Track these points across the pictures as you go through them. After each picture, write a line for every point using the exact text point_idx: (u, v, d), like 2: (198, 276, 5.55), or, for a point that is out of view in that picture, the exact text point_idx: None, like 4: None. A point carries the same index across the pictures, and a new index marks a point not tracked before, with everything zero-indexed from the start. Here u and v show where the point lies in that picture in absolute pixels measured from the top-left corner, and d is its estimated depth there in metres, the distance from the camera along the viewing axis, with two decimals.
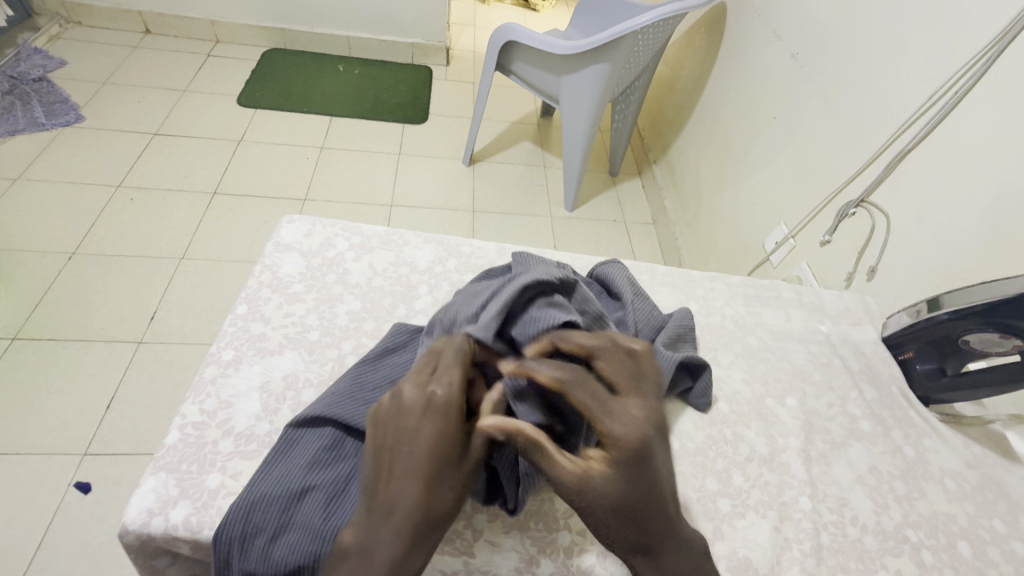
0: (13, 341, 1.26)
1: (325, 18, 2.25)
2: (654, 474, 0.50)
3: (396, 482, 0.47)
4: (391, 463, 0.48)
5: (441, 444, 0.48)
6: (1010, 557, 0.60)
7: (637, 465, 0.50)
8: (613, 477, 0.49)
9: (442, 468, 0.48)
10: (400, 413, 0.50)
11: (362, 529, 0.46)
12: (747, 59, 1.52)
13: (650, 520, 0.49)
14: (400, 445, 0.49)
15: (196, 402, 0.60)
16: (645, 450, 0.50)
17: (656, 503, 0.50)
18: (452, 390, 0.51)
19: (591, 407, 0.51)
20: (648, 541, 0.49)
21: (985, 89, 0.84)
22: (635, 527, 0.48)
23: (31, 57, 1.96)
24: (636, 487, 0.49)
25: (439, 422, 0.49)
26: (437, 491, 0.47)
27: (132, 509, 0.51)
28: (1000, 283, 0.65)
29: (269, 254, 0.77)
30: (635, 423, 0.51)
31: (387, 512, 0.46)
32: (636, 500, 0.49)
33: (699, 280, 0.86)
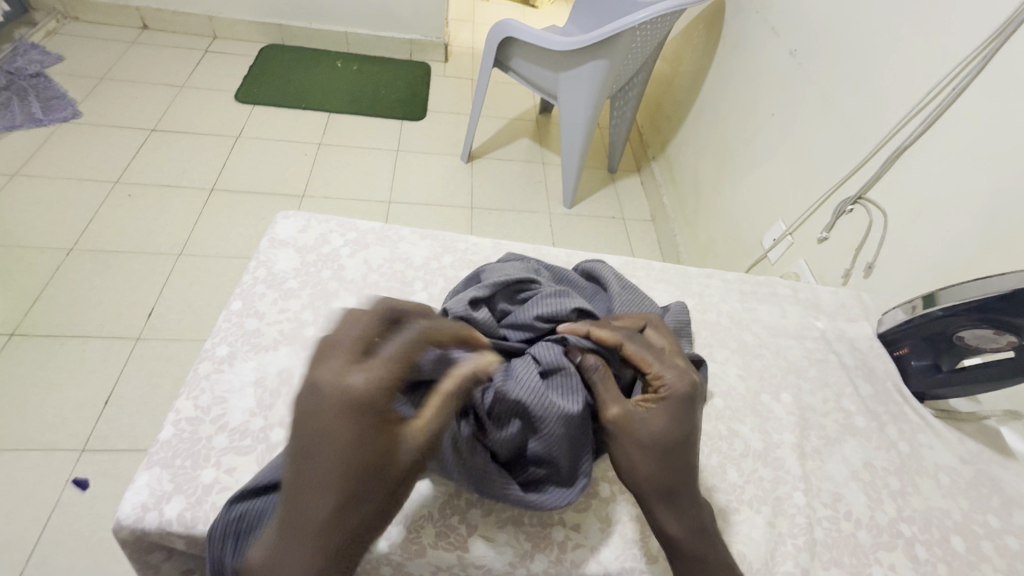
0: (11, 337, 1.26)
1: (323, 14, 2.25)
2: (696, 422, 0.54)
3: (309, 493, 0.44)
4: (304, 472, 0.44)
5: (351, 453, 0.44)
6: (1003, 553, 0.60)
7: (686, 411, 0.53)
8: (661, 416, 0.53)
9: (360, 482, 0.44)
10: (313, 410, 0.45)
11: (281, 541, 0.44)
12: (745, 55, 1.52)
13: (684, 461, 0.52)
14: (311, 451, 0.44)
15: (190, 397, 0.60)
16: (694, 398, 0.55)
17: (692, 449, 0.53)
18: (375, 387, 0.46)
19: (648, 357, 0.57)
20: (677, 483, 0.51)
21: (982, 86, 0.84)
22: (673, 466, 0.51)
23: (28, 53, 1.96)
24: (675, 429, 0.52)
25: (354, 425, 0.44)
26: (358, 499, 0.44)
27: (126, 504, 0.51)
28: (993, 279, 0.65)
29: (264, 250, 0.77)
30: (685, 373, 0.56)
31: (302, 529, 0.43)
32: (679, 441, 0.52)
33: (695, 277, 0.87)
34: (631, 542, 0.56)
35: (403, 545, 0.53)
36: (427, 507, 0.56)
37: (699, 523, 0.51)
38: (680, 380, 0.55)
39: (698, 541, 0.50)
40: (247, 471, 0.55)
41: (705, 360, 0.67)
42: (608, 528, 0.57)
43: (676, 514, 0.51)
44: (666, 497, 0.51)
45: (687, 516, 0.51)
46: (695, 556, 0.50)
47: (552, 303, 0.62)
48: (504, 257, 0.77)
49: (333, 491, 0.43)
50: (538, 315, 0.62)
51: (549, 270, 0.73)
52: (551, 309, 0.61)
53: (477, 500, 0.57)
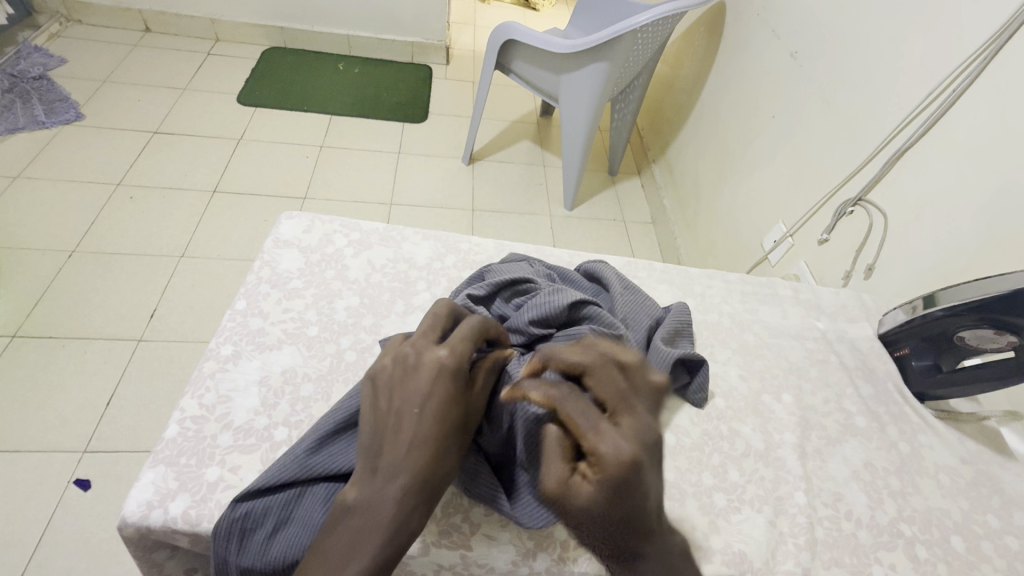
0: (13, 338, 1.27)
1: (325, 16, 2.26)
2: (644, 495, 0.43)
3: (401, 442, 0.48)
4: (396, 425, 0.49)
5: (446, 409, 0.50)
6: (1003, 552, 0.61)
7: (626, 490, 0.42)
8: (594, 499, 0.42)
9: (448, 435, 0.49)
10: (407, 375, 0.52)
11: (367, 485, 0.46)
12: (746, 58, 1.53)
13: (638, 540, 0.42)
14: (404, 408, 0.50)
15: (195, 396, 0.60)
16: (636, 470, 0.43)
17: (646, 526, 0.43)
18: (461, 360, 0.53)
19: (585, 420, 0.45)
20: (641, 562, 0.43)
21: (981, 89, 0.85)
22: (623, 551, 0.42)
23: (31, 56, 1.97)
24: (616, 509, 0.42)
25: (450, 386, 0.51)
26: (444, 449, 0.48)
27: (131, 502, 0.51)
28: (995, 279, 0.65)
29: (268, 250, 0.77)
30: (623, 436, 0.44)
31: (391, 471, 0.46)
32: (620, 523, 0.42)
33: (696, 277, 0.87)
34: None
35: None
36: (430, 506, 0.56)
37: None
38: (615, 451, 0.43)
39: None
40: (251, 470, 0.55)
41: (707, 362, 0.68)
42: None
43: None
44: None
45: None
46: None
47: (542, 305, 0.63)
48: (512, 255, 0.78)
49: (427, 440, 0.48)
50: (532, 319, 0.62)
51: (554, 272, 0.74)
52: (542, 311, 0.62)
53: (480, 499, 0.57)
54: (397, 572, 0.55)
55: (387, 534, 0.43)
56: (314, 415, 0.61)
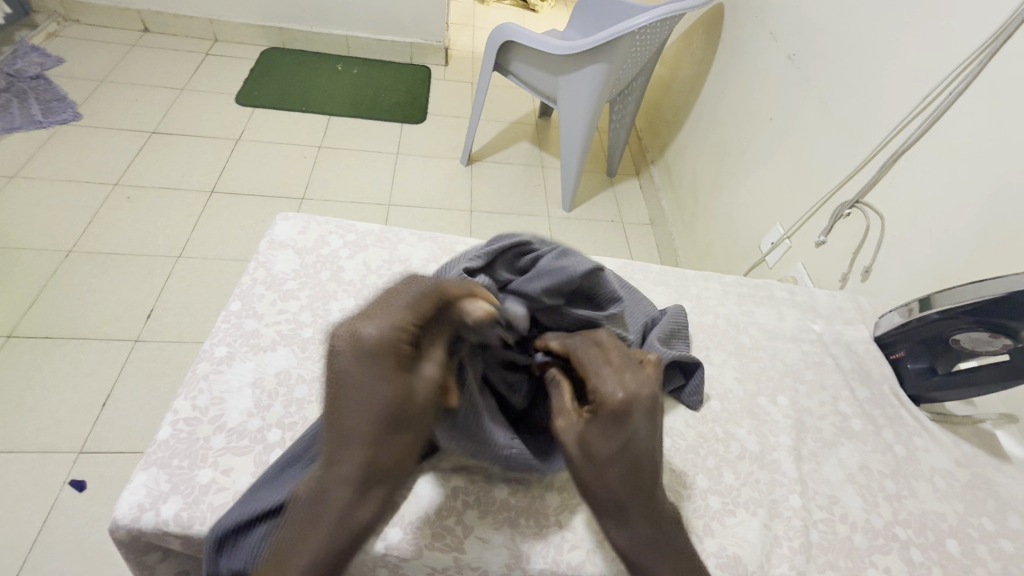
0: (8, 339, 1.27)
1: (323, 17, 2.26)
2: (634, 439, 0.50)
3: (340, 444, 0.49)
4: (336, 421, 0.49)
5: (375, 400, 0.48)
6: (998, 556, 0.61)
7: (617, 433, 0.50)
8: (590, 433, 0.50)
9: (384, 428, 0.48)
10: (338, 365, 0.49)
11: (315, 480, 0.49)
12: (744, 59, 1.53)
13: (621, 479, 0.49)
14: (338, 404, 0.49)
15: (188, 398, 0.60)
16: (630, 415, 0.50)
17: (630, 465, 0.50)
18: (388, 333, 0.48)
19: (592, 369, 0.53)
20: (619, 498, 0.49)
21: (977, 91, 0.85)
22: (604, 482, 0.49)
23: (29, 55, 1.96)
24: (608, 446, 0.49)
25: (377, 374, 0.48)
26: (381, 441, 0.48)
27: (122, 504, 0.51)
28: (990, 281, 0.65)
29: (263, 251, 0.77)
30: (626, 387, 0.51)
31: (336, 469, 0.48)
32: (608, 459, 0.49)
33: (693, 279, 0.87)
34: None
35: (399, 546, 0.53)
36: (423, 508, 0.56)
37: (650, 537, 0.49)
38: (612, 397, 0.50)
39: (647, 557, 0.49)
40: (244, 472, 0.55)
41: (702, 363, 0.68)
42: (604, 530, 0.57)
43: (619, 527, 0.50)
44: (608, 509, 0.50)
45: (633, 530, 0.50)
46: (645, 570, 0.49)
47: (555, 273, 0.59)
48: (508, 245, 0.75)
49: (361, 440, 0.48)
50: (546, 287, 0.59)
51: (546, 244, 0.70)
52: (556, 280, 0.59)
53: (474, 501, 0.57)
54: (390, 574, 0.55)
55: (332, 530, 0.47)
56: (309, 417, 0.60)
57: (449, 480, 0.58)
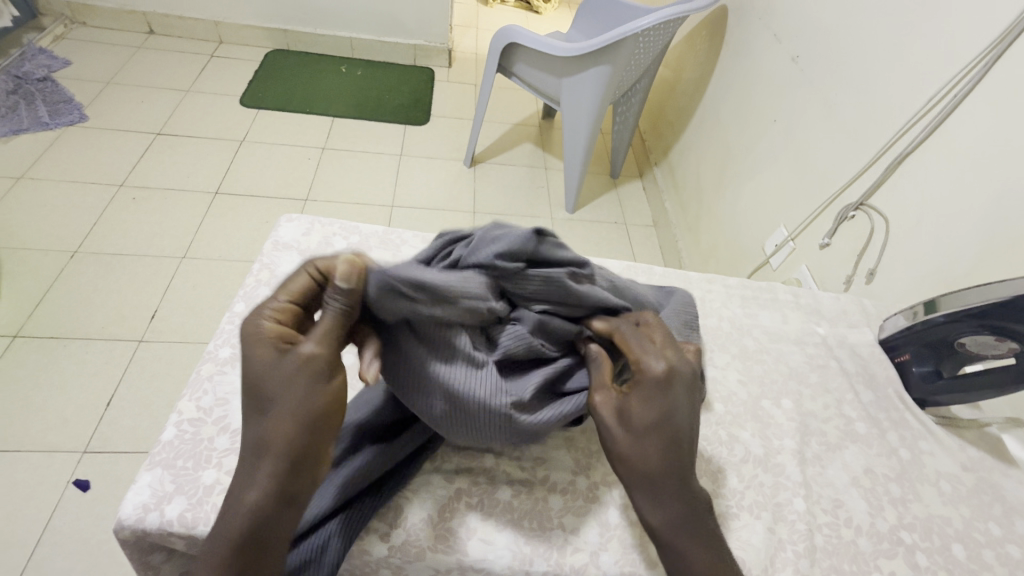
0: (14, 339, 1.27)
1: (328, 19, 2.27)
2: (675, 410, 0.50)
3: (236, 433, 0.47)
4: None
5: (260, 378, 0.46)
6: (1005, 561, 0.60)
7: (659, 401, 0.50)
8: (631, 402, 0.51)
9: (259, 405, 0.46)
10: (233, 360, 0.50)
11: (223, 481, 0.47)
12: (747, 61, 1.53)
13: (660, 450, 0.49)
14: None
15: (193, 399, 0.60)
16: (673, 385, 0.51)
17: (671, 435, 0.49)
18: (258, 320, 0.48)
19: (633, 345, 0.54)
20: (656, 471, 0.48)
21: (982, 93, 0.85)
22: (643, 452, 0.49)
23: (35, 57, 1.98)
24: (650, 414, 0.50)
25: (245, 358, 0.47)
26: (278, 421, 0.45)
27: (127, 505, 0.51)
28: (996, 285, 0.65)
29: (267, 252, 0.77)
30: (668, 360, 0.52)
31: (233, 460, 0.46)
32: (648, 427, 0.49)
33: (697, 282, 0.87)
34: (631, 547, 0.56)
35: (403, 548, 0.53)
36: (427, 510, 0.56)
37: (683, 515, 0.48)
38: (656, 367, 0.51)
39: (678, 536, 0.48)
40: None
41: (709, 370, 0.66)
42: (608, 533, 0.57)
43: (654, 504, 0.48)
44: (642, 482, 0.49)
45: (666, 506, 0.48)
46: (677, 549, 0.47)
47: (501, 237, 0.52)
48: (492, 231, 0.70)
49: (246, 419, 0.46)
50: (501, 252, 0.50)
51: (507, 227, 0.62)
52: (510, 243, 0.51)
53: (476, 503, 0.57)
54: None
55: (227, 520, 0.43)
56: None
57: (452, 482, 0.58)
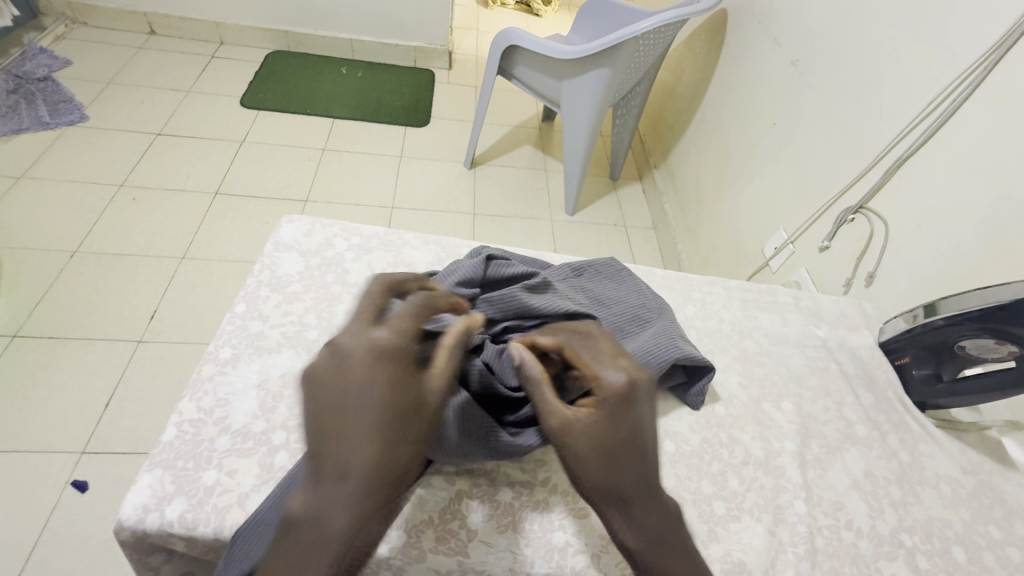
0: (13, 339, 1.27)
1: (329, 21, 2.27)
2: (641, 423, 0.50)
3: (346, 443, 0.44)
4: (337, 422, 0.45)
5: (392, 397, 0.46)
6: (1005, 563, 0.60)
7: (624, 416, 0.50)
8: (597, 421, 0.49)
9: (399, 420, 0.46)
10: (344, 369, 0.47)
11: (315, 494, 0.43)
12: (747, 64, 1.54)
13: (632, 467, 0.48)
14: (343, 405, 0.45)
15: (193, 399, 0.60)
16: (636, 396, 0.51)
17: (638, 450, 0.49)
18: (400, 338, 0.49)
19: (588, 360, 0.54)
20: (629, 488, 0.48)
21: (981, 97, 0.85)
22: (615, 471, 0.48)
23: (36, 57, 1.98)
24: (619, 430, 0.49)
25: (390, 369, 0.47)
26: (394, 447, 0.45)
27: (127, 505, 0.51)
28: (994, 288, 0.65)
29: (268, 253, 0.77)
30: (626, 370, 0.53)
31: (341, 474, 0.43)
32: (619, 444, 0.49)
33: (697, 284, 0.87)
34: None
35: (404, 549, 0.53)
36: (428, 511, 0.56)
37: (661, 531, 0.48)
38: (618, 380, 0.51)
39: (659, 555, 0.47)
40: (248, 474, 0.55)
41: (712, 367, 0.69)
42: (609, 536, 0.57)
43: (629, 523, 0.48)
44: (617, 502, 0.48)
45: (643, 525, 0.48)
46: (658, 569, 0.47)
47: (457, 270, 0.67)
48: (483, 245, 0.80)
49: (376, 430, 0.44)
50: (457, 279, 0.66)
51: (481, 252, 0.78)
52: (463, 272, 0.67)
53: (477, 505, 0.57)
54: None
55: (339, 543, 0.42)
56: None
57: (453, 484, 0.58)
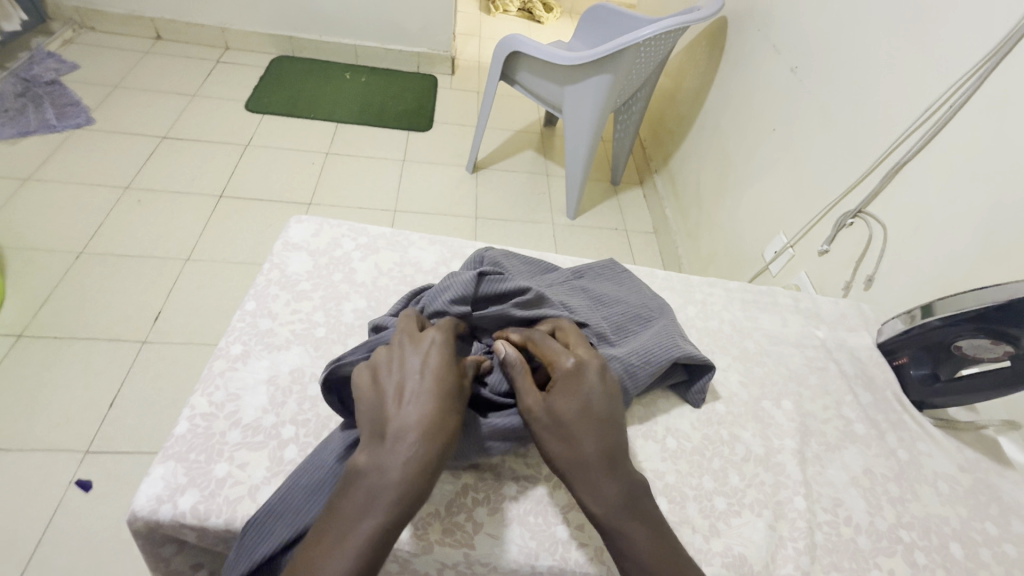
0: (19, 338, 1.28)
1: (333, 26, 2.30)
2: (592, 396, 0.56)
3: (404, 408, 0.52)
4: (397, 395, 0.53)
5: (445, 372, 0.54)
6: (1001, 560, 0.61)
7: (576, 391, 0.56)
8: (555, 398, 0.55)
9: (450, 393, 0.53)
10: (403, 356, 0.56)
11: (375, 451, 0.49)
12: (746, 71, 1.56)
13: (588, 437, 0.53)
14: (402, 381, 0.54)
15: (205, 394, 0.61)
16: (585, 375, 0.57)
17: (593, 422, 0.54)
18: (448, 336, 0.59)
19: (546, 348, 0.60)
20: (587, 455, 0.52)
21: (977, 103, 0.87)
22: (573, 440, 0.53)
23: (44, 61, 2.00)
24: (574, 404, 0.55)
25: (442, 354, 0.56)
26: (444, 411, 0.52)
27: (140, 496, 0.52)
28: (989, 289, 0.66)
29: (277, 253, 0.79)
30: (578, 355, 0.59)
31: (401, 433, 0.50)
32: (576, 416, 0.54)
33: (698, 285, 0.88)
34: None
35: (411, 541, 0.54)
36: (435, 504, 0.57)
37: (621, 497, 0.51)
38: (568, 362, 0.58)
39: (621, 518, 0.50)
40: (259, 467, 0.56)
41: (712, 366, 0.70)
42: None
43: (591, 491, 0.51)
44: (579, 469, 0.52)
45: (603, 491, 0.51)
46: (622, 532, 0.49)
47: (449, 287, 0.65)
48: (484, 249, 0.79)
49: (432, 397, 0.52)
50: (450, 299, 0.64)
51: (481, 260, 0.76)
52: (456, 289, 0.64)
53: (483, 498, 0.58)
54: (402, 569, 0.56)
55: (400, 491, 0.47)
56: (321, 415, 0.62)
57: (459, 477, 0.59)
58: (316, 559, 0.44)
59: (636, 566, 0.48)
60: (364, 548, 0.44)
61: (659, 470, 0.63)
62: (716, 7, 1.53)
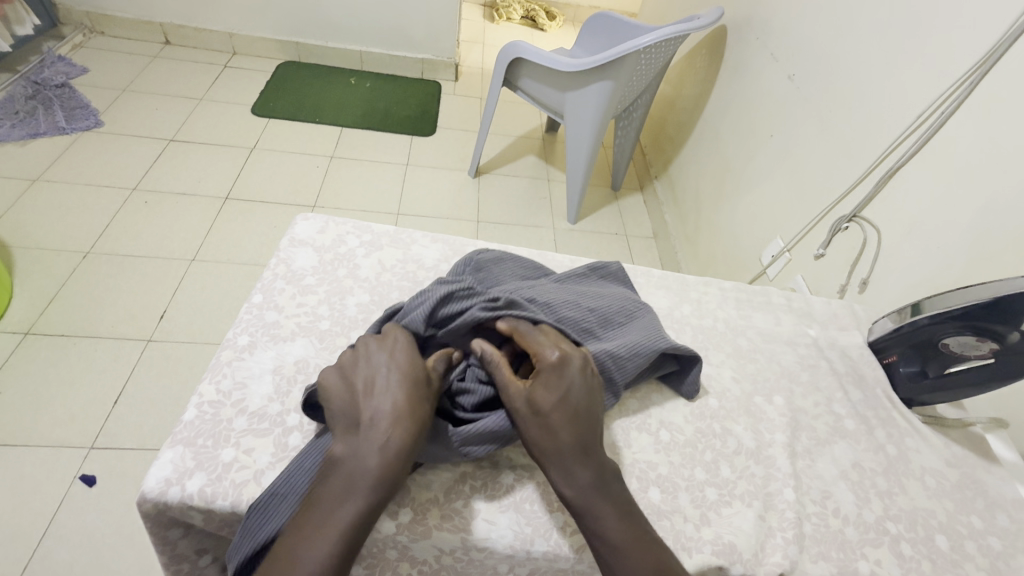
0: (27, 336, 1.30)
1: (340, 33, 2.34)
2: (571, 388, 0.57)
3: (375, 400, 0.54)
4: (368, 389, 0.55)
5: (411, 364, 0.57)
6: (985, 552, 0.63)
7: (557, 383, 0.57)
8: (535, 389, 0.57)
9: (417, 381, 0.56)
10: (367, 355, 0.58)
11: (351, 441, 0.52)
12: (745, 79, 1.59)
13: (566, 427, 0.55)
14: (371, 376, 0.56)
15: (213, 382, 0.63)
16: (565, 366, 0.58)
17: (570, 413, 0.56)
18: (410, 336, 0.61)
19: (530, 340, 0.60)
20: (564, 444, 0.55)
21: (969, 110, 0.89)
22: (550, 430, 0.55)
23: (54, 65, 2.04)
24: (553, 395, 0.57)
25: (406, 349, 0.58)
26: (413, 399, 0.55)
27: (150, 479, 0.54)
28: (976, 287, 0.68)
29: (284, 248, 0.81)
30: (561, 348, 0.60)
31: (374, 423, 0.53)
32: (555, 406, 0.56)
33: (693, 284, 0.90)
34: None
35: (411, 526, 0.56)
36: (433, 491, 0.58)
37: (593, 483, 0.53)
38: (551, 354, 0.59)
39: (592, 502, 0.52)
40: (264, 452, 0.58)
41: (701, 357, 0.71)
42: None
43: (565, 476, 0.54)
44: (555, 457, 0.54)
45: (576, 477, 0.53)
46: (593, 515, 0.52)
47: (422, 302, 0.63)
48: (470, 255, 0.78)
49: (402, 387, 0.55)
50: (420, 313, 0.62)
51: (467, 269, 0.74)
52: (425, 305, 0.62)
53: (480, 486, 0.60)
54: (401, 555, 0.58)
55: (377, 475, 0.50)
56: None
57: (457, 465, 0.61)
58: (293, 540, 0.47)
59: (606, 546, 0.51)
60: (342, 530, 0.47)
61: (652, 461, 0.64)
62: (716, 16, 1.55)
